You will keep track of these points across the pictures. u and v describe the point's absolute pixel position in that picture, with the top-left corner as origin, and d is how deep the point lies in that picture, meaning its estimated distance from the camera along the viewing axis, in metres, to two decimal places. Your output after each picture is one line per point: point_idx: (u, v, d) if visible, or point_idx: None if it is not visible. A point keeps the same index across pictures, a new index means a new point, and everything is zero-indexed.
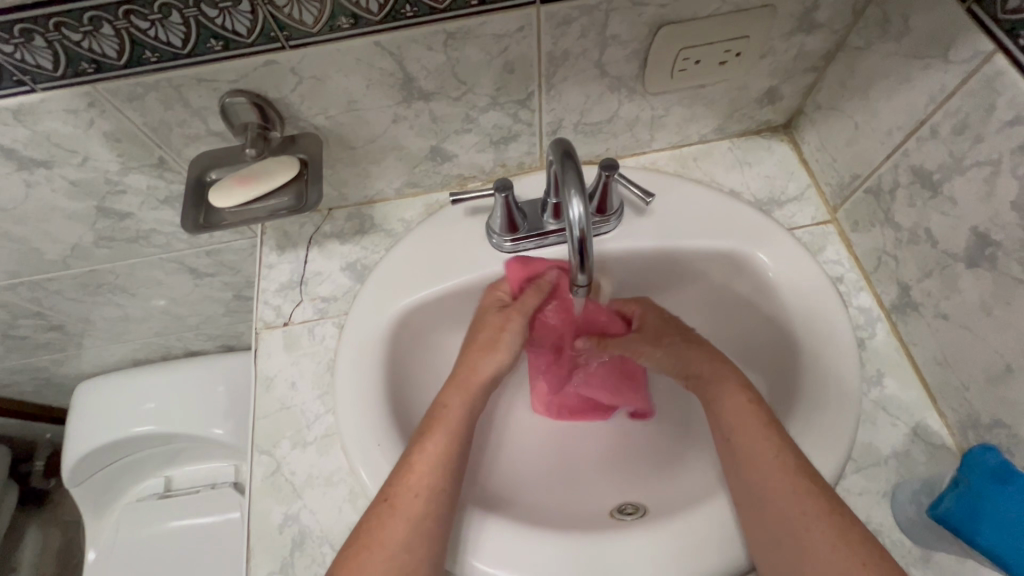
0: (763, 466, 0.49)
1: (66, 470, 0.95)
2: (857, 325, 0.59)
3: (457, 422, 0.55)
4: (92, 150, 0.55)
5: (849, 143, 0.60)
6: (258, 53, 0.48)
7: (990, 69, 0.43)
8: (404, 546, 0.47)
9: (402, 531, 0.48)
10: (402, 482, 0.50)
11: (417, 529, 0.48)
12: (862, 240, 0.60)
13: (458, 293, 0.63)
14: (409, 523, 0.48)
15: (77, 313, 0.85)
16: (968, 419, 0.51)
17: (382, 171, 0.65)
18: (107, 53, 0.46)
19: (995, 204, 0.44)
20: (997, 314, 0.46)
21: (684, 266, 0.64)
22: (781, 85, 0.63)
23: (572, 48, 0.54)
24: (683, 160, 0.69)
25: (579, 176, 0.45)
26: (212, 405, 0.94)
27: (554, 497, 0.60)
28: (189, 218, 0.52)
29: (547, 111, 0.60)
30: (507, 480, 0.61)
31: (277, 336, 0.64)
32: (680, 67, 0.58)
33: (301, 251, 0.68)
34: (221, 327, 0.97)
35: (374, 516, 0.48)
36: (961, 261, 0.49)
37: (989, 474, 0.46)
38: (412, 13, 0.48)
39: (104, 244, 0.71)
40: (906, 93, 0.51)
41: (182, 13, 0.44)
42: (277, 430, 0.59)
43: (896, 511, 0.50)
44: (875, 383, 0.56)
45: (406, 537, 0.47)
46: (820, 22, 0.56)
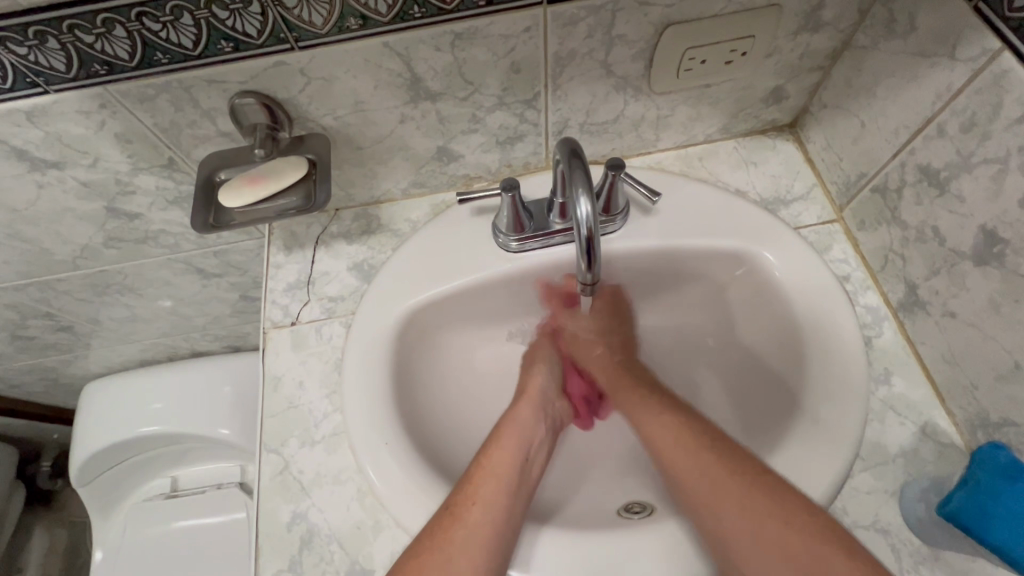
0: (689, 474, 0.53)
1: (74, 470, 0.96)
2: (864, 324, 0.59)
3: (516, 439, 0.58)
4: (103, 151, 0.56)
5: (855, 141, 0.60)
6: (267, 54, 0.49)
7: (997, 66, 0.43)
8: (478, 553, 0.48)
9: (463, 539, 0.48)
10: (462, 496, 0.51)
11: (480, 533, 0.49)
12: (868, 238, 0.60)
13: (464, 294, 0.63)
14: (472, 529, 0.49)
15: (85, 314, 0.85)
16: (977, 417, 0.51)
17: (388, 171, 0.65)
18: (119, 54, 0.47)
19: (1003, 202, 0.44)
20: (1006, 312, 0.46)
21: (689, 267, 0.64)
22: (787, 84, 0.63)
23: (578, 48, 0.54)
24: (689, 159, 0.69)
25: (586, 175, 0.45)
26: (219, 405, 0.95)
27: (565, 497, 0.60)
28: (199, 218, 0.53)
29: (553, 111, 0.61)
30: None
31: (284, 335, 0.64)
32: (686, 67, 0.58)
33: (308, 251, 0.69)
34: (227, 327, 0.98)
35: (438, 522, 0.49)
36: (969, 259, 0.49)
37: (999, 472, 0.46)
38: (419, 14, 0.48)
39: (114, 244, 0.71)
40: (913, 91, 0.51)
41: (193, 15, 0.45)
42: (285, 429, 0.59)
43: (905, 510, 0.50)
44: (882, 382, 0.56)
45: (479, 542, 0.48)
46: (826, 21, 0.56)
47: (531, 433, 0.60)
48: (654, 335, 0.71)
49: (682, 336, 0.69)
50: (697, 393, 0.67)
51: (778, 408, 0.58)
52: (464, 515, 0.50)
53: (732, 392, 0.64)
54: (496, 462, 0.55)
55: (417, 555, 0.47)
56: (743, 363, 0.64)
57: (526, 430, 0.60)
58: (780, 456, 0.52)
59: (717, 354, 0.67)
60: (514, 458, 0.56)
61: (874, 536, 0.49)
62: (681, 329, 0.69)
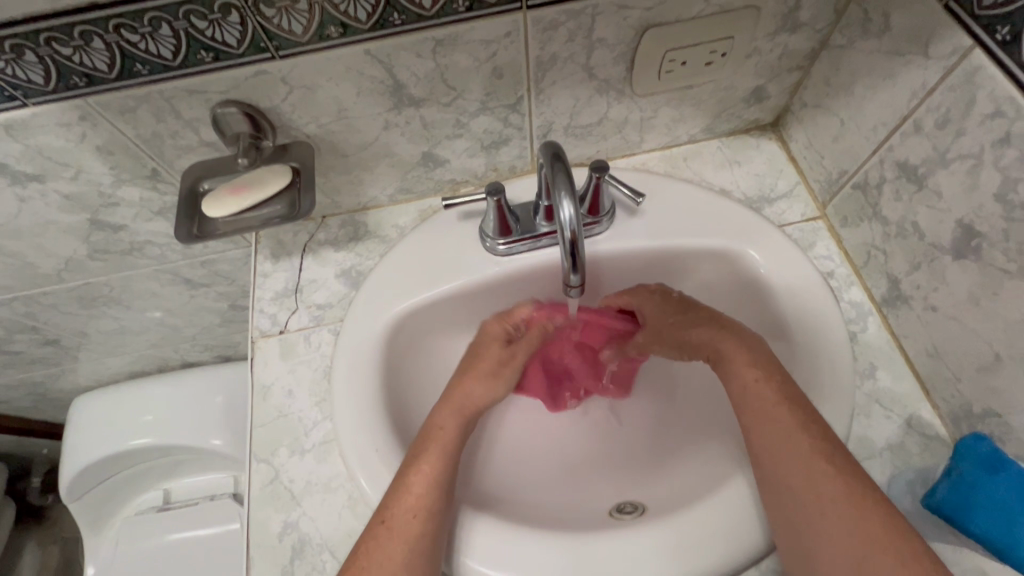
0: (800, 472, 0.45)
1: (64, 485, 0.95)
2: (849, 319, 0.59)
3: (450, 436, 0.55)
4: (84, 163, 0.56)
5: (836, 140, 0.60)
6: (248, 63, 0.49)
7: (968, 64, 0.44)
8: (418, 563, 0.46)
9: (399, 555, 0.46)
10: (393, 508, 0.49)
11: (415, 546, 0.47)
12: (851, 235, 0.61)
13: (452, 298, 0.63)
14: (406, 543, 0.47)
15: (71, 327, 0.84)
16: (960, 409, 0.51)
17: (374, 178, 0.65)
18: (98, 66, 0.46)
19: (979, 196, 0.45)
20: (985, 305, 0.46)
21: (678, 266, 0.64)
22: (767, 84, 0.64)
23: (559, 52, 0.54)
24: (673, 160, 0.70)
25: (569, 178, 0.45)
26: (211, 416, 0.94)
27: (562, 494, 0.61)
28: (184, 228, 0.52)
29: (537, 115, 0.61)
30: (504, 479, 0.62)
31: (272, 344, 0.64)
32: (667, 68, 0.58)
33: (296, 259, 0.68)
34: (217, 337, 0.97)
35: (370, 538, 0.47)
36: (948, 253, 0.49)
37: (980, 464, 0.46)
38: (400, 21, 0.48)
39: (98, 256, 0.71)
40: (889, 90, 0.52)
41: (172, 25, 0.45)
42: (275, 438, 0.59)
43: (892, 503, 0.50)
44: (868, 376, 0.56)
45: (409, 552, 0.47)
46: (803, 21, 0.56)
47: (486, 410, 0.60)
48: None
49: None
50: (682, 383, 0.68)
51: None
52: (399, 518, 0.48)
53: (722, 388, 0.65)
54: (430, 461, 0.52)
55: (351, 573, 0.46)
56: None
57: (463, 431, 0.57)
58: None
59: None
60: (444, 451, 0.53)
61: None
62: None
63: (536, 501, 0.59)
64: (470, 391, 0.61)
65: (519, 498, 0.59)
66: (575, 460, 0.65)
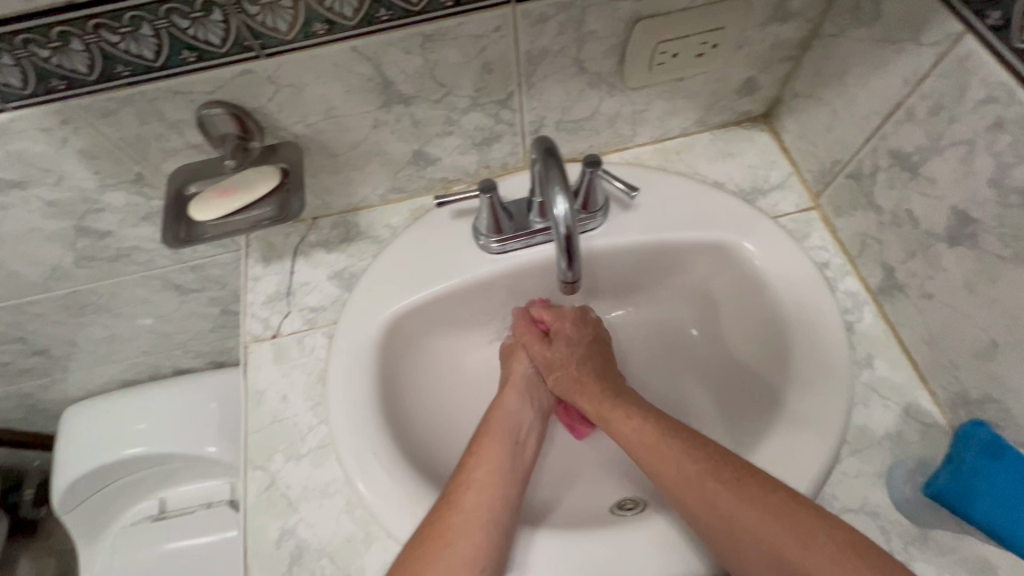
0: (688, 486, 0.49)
1: (56, 498, 0.93)
2: (845, 309, 0.59)
3: (500, 424, 0.58)
4: (67, 168, 0.54)
5: (828, 129, 0.60)
6: (233, 63, 0.48)
7: (960, 50, 0.43)
8: (479, 536, 0.48)
9: (466, 528, 0.48)
10: (456, 487, 0.51)
11: (471, 536, 0.47)
12: (845, 224, 0.61)
13: (446, 298, 0.63)
14: (467, 518, 0.48)
15: (60, 336, 0.83)
16: (958, 396, 0.51)
17: (365, 178, 0.64)
18: (78, 68, 0.45)
19: (973, 183, 0.45)
20: (981, 291, 0.46)
21: (673, 259, 0.64)
22: (759, 74, 0.63)
23: (549, 46, 0.54)
24: (666, 153, 0.69)
25: (562, 173, 0.45)
26: (205, 424, 0.93)
27: (563, 494, 0.60)
28: (171, 232, 0.51)
29: (528, 110, 0.60)
30: None
31: (265, 349, 0.63)
32: (659, 61, 0.58)
33: (287, 262, 0.67)
34: (210, 343, 0.96)
35: (435, 515, 0.49)
36: (943, 240, 0.49)
37: (982, 450, 0.46)
38: (386, 17, 0.47)
39: (85, 264, 0.69)
40: (881, 78, 0.51)
41: (153, 25, 0.44)
42: (270, 444, 0.58)
43: (892, 491, 0.50)
44: (866, 366, 0.56)
45: (477, 528, 0.48)
46: (793, 11, 0.56)
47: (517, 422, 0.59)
48: (642, 329, 0.70)
49: (665, 326, 0.69)
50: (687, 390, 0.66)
51: (759, 395, 0.59)
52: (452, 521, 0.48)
53: (720, 385, 0.64)
54: (488, 449, 0.55)
55: (420, 543, 0.47)
56: (726, 355, 0.65)
57: (516, 419, 0.59)
58: (768, 443, 0.53)
59: (699, 345, 0.67)
60: (500, 442, 0.56)
61: (864, 520, 0.50)
62: (666, 320, 0.69)
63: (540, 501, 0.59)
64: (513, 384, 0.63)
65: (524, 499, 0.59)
66: (577, 459, 0.64)
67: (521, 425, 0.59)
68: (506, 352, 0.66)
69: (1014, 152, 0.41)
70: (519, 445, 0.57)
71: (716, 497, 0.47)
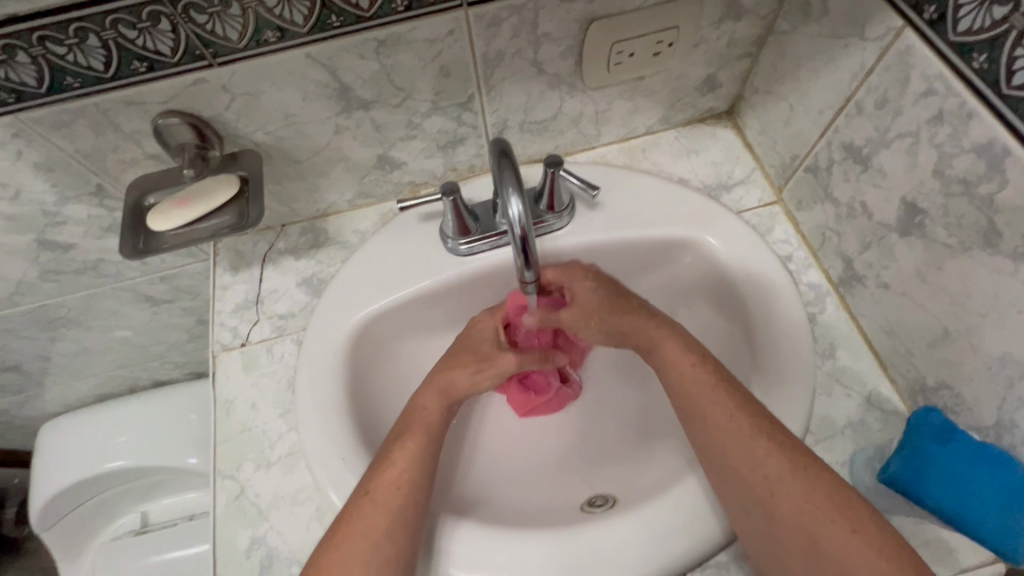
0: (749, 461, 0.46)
1: (34, 514, 0.92)
2: (808, 301, 0.60)
3: (428, 426, 0.54)
4: (25, 182, 0.54)
5: (787, 124, 0.61)
6: (185, 72, 0.48)
7: (901, 44, 0.44)
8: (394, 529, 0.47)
9: (382, 525, 0.47)
10: (378, 481, 0.49)
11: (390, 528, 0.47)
12: (807, 217, 0.62)
13: (416, 301, 0.63)
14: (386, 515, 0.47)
15: (31, 352, 0.82)
16: (916, 383, 0.52)
17: (331, 184, 0.64)
18: (26, 81, 0.45)
19: (918, 174, 0.46)
20: (932, 279, 0.47)
21: (642, 254, 0.64)
22: (718, 72, 0.64)
23: (506, 48, 0.54)
24: (632, 152, 0.70)
25: (516, 174, 0.45)
26: (183, 434, 0.92)
27: (508, 494, 0.60)
28: (129, 243, 0.51)
29: (490, 112, 0.61)
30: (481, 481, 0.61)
31: (234, 357, 0.63)
32: (616, 61, 0.58)
33: (255, 270, 0.67)
34: (186, 354, 0.95)
35: (353, 509, 0.48)
36: (895, 231, 0.50)
37: (931, 435, 0.47)
38: (338, 23, 0.48)
39: (51, 278, 0.69)
40: (831, 73, 0.52)
41: (100, 36, 0.43)
42: (239, 453, 0.58)
43: (854, 479, 0.51)
44: (828, 356, 0.57)
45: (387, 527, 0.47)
46: (746, 8, 0.57)
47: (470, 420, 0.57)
48: None
49: None
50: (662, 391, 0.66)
51: None
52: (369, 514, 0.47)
53: None
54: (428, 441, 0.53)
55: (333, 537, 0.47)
56: None
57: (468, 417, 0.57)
58: None
59: None
60: (425, 444, 0.53)
61: None
62: None
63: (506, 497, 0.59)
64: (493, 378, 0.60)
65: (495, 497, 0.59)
66: (528, 463, 0.63)
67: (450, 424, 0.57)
68: (466, 354, 0.61)
69: (955, 143, 0.42)
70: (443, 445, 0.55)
71: (770, 467, 0.46)
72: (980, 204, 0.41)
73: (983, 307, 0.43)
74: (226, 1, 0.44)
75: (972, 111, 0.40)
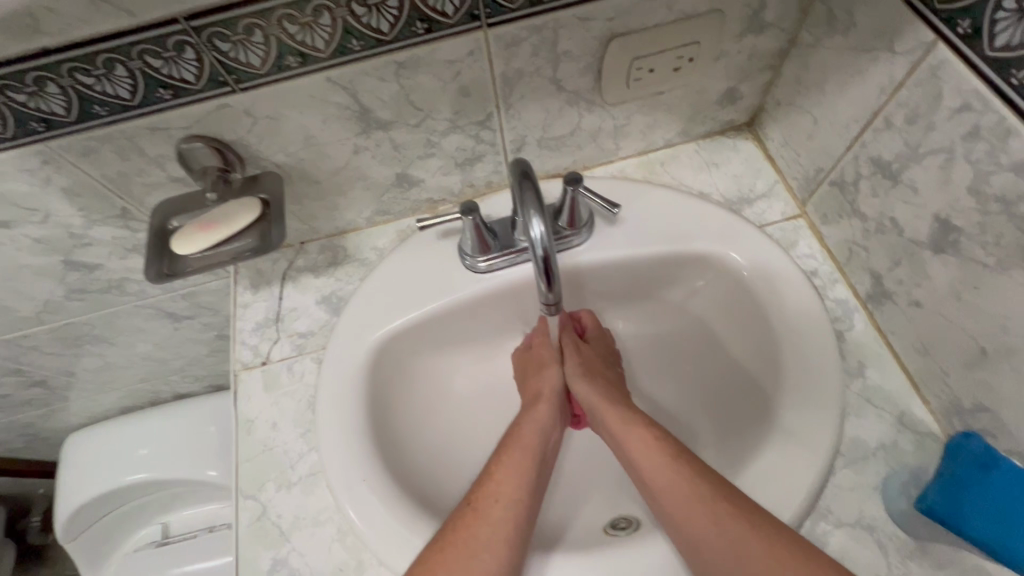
0: (658, 472, 0.50)
1: (60, 526, 0.94)
2: (835, 318, 0.58)
3: (520, 448, 0.55)
4: (52, 206, 0.55)
5: (811, 138, 0.60)
6: (208, 98, 0.48)
7: (933, 58, 0.43)
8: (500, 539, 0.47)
9: (484, 536, 0.47)
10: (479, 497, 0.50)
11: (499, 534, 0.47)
12: (832, 232, 0.60)
13: (433, 320, 0.63)
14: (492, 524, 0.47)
15: (56, 368, 0.84)
16: (951, 404, 0.51)
17: (350, 203, 0.65)
18: (55, 110, 0.46)
19: (953, 191, 0.44)
20: (967, 299, 0.46)
21: (641, 278, 0.64)
22: (739, 85, 0.63)
23: (525, 67, 0.54)
24: (650, 166, 0.69)
25: (538, 196, 0.45)
26: (204, 447, 0.92)
27: (560, 513, 0.60)
28: (153, 267, 0.51)
29: (508, 130, 0.60)
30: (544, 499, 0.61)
31: (255, 376, 0.63)
32: (635, 76, 0.58)
33: (275, 287, 0.68)
34: (206, 367, 0.96)
35: (459, 521, 0.48)
36: (927, 248, 0.49)
37: (972, 462, 0.47)
38: (359, 47, 0.48)
39: (76, 296, 0.70)
40: (859, 86, 0.51)
41: (126, 65, 0.44)
42: (261, 474, 0.58)
43: (887, 504, 0.50)
44: (857, 375, 0.55)
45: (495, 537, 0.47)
46: (769, 22, 0.56)
47: (547, 437, 0.57)
48: (635, 341, 0.69)
49: (661, 340, 0.68)
50: (681, 412, 0.65)
51: (748, 410, 0.59)
52: (475, 532, 0.47)
53: (710, 403, 0.63)
54: (514, 461, 0.53)
55: (437, 556, 0.45)
56: (714, 367, 0.64)
57: (543, 434, 0.57)
58: (757, 457, 0.52)
59: (690, 358, 0.66)
60: (519, 487, 0.51)
61: (860, 534, 0.49)
62: (663, 334, 0.69)
63: (574, 515, 0.59)
64: (545, 393, 0.61)
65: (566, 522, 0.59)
66: (584, 481, 0.62)
67: (548, 444, 0.57)
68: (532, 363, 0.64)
69: (992, 160, 0.41)
70: (544, 463, 0.55)
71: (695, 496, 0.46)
72: (1019, 223, 0.40)
73: (1023, 329, 0.42)
74: (249, 29, 0.44)
75: (1010, 127, 0.39)
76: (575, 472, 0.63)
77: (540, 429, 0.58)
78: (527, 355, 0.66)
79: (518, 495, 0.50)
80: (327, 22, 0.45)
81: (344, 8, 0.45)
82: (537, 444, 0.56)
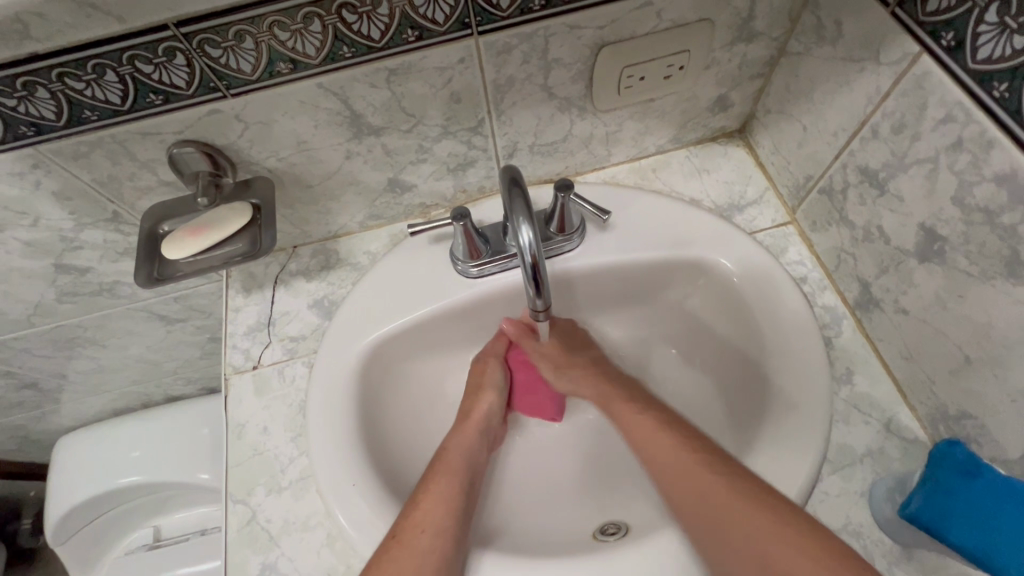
0: (678, 483, 0.50)
1: (49, 529, 0.93)
2: (823, 324, 0.59)
3: (449, 468, 0.55)
4: (43, 210, 0.55)
5: (800, 145, 0.60)
6: (199, 103, 0.48)
7: (918, 69, 0.44)
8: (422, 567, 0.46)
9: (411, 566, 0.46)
10: (404, 522, 0.50)
11: (424, 560, 0.47)
12: (821, 239, 0.61)
13: (423, 325, 0.63)
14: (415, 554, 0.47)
15: (47, 370, 0.83)
16: (937, 411, 0.51)
17: (342, 207, 0.65)
18: (45, 115, 0.46)
19: (937, 200, 0.45)
20: (952, 307, 0.46)
21: (628, 291, 0.66)
22: (730, 92, 0.64)
23: (516, 74, 0.54)
24: (642, 172, 0.69)
25: (526, 203, 0.45)
26: (196, 450, 0.92)
27: (549, 519, 0.60)
28: (142, 273, 0.51)
29: (500, 136, 0.61)
30: (532, 503, 0.61)
31: (246, 380, 0.63)
32: (626, 84, 0.58)
33: (267, 291, 0.68)
34: (198, 370, 0.96)
35: (382, 550, 0.48)
36: (913, 256, 0.49)
37: (956, 469, 0.47)
38: (350, 54, 0.48)
39: (67, 299, 0.70)
40: (846, 95, 0.52)
41: (117, 71, 0.44)
42: (251, 478, 0.58)
43: (873, 510, 0.50)
44: (845, 382, 0.56)
45: (420, 563, 0.47)
46: (759, 31, 0.56)
47: (475, 458, 0.58)
48: (626, 348, 0.69)
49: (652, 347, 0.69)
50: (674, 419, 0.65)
51: (738, 416, 0.59)
52: (394, 561, 0.47)
53: (700, 409, 0.64)
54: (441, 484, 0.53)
55: None
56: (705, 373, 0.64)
57: (471, 456, 0.58)
58: (747, 462, 0.53)
59: (681, 364, 0.66)
60: (444, 509, 0.51)
61: (846, 540, 0.49)
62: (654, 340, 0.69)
63: (561, 522, 0.59)
64: (476, 415, 0.62)
65: (554, 528, 0.59)
66: (540, 491, 0.62)
67: (475, 463, 0.58)
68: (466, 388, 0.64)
69: (975, 171, 0.41)
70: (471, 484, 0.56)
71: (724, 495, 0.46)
72: (1002, 233, 0.40)
73: (1005, 338, 0.42)
74: (240, 36, 0.44)
75: (993, 139, 0.39)
76: (564, 476, 0.63)
77: (469, 451, 0.58)
78: (469, 376, 0.66)
79: (442, 520, 0.50)
80: (317, 29, 0.45)
81: (335, 16, 0.45)
82: (464, 465, 0.56)
